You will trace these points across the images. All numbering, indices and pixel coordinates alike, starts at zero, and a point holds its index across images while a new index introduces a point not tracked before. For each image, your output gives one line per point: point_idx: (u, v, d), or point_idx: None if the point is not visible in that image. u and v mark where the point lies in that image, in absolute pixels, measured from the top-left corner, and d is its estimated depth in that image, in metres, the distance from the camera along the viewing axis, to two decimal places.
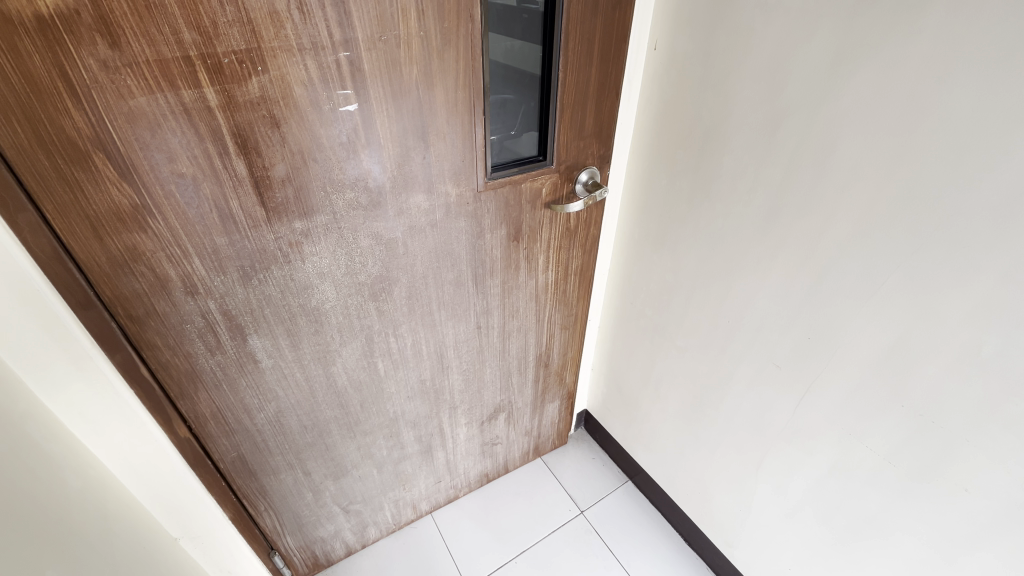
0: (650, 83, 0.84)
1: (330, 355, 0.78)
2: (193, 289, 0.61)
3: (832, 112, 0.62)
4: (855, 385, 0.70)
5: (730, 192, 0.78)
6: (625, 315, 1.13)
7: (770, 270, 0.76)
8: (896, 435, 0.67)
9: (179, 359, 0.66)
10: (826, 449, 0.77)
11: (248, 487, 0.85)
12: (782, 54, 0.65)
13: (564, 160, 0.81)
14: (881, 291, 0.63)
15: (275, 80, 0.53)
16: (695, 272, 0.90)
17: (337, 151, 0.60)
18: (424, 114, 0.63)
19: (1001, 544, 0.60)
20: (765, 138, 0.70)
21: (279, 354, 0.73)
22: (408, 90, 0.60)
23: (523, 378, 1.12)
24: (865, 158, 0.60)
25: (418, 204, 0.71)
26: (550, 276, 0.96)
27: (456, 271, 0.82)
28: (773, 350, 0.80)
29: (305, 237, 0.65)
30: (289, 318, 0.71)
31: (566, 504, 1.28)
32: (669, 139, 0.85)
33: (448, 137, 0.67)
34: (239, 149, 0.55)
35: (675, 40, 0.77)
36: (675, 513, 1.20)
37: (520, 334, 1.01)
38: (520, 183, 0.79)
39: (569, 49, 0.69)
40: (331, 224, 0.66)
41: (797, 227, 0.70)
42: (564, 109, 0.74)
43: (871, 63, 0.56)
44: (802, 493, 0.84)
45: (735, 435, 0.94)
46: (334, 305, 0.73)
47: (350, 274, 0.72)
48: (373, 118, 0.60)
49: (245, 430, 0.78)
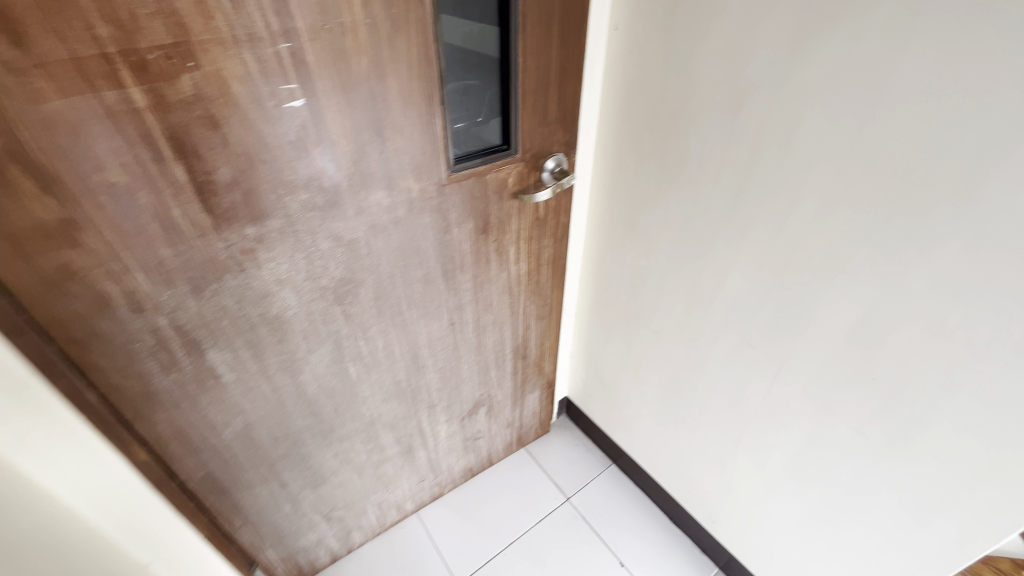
0: (612, 66, 0.82)
1: (297, 363, 0.75)
2: (138, 305, 0.57)
3: (794, 90, 0.61)
4: (826, 361, 0.71)
5: (698, 174, 0.77)
6: (600, 302, 1.12)
7: (741, 250, 0.76)
8: (868, 407, 0.69)
9: (131, 380, 0.61)
10: (801, 423, 0.78)
11: (222, 504, 0.82)
12: (743, 31, 0.63)
13: (529, 148, 0.78)
14: (849, 267, 0.63)
15: (210, 77, 0.49)
16: (667, 255, 0.89)
17: (286, 150, 0.57)
18: (378, 107, 0.60)
19: (969, 506, 0.63)
20: (730, 119, 0.69)
21: (242, 366, 0.70)
22: (358, 81, 0.57)
23: (501, 371, 1.10)
24: (830, 134, 0.60)
25: (378, 201, 0.68)
26: (522, 266, 0.94)
27: (424, 268, 0.79)
28: (748, 330, 0.80)
29: (259, 243, 0.61)
30: (249, 328, 0.67)
31: (552, 492, 1.28)
32: (635, 123, 0.83)
33: (405, 130, 0.64)
34: (177, 153, 0.51)
35: (636, 20, 0.75)
36: (659, 493, 1.21)
37: (495, 328, 1.00)
38: (485, 174, 0.76)
39: (527, 33, 0.66)
40: (286, 228, 0.62)
41: (765, 207, 0.70)
42: (526, 95, 0.72)
43: (831, 39, 0.56)
44: (780, 468, 0.86)
45: (713, 414, 0.94)
46: (297, 312, 0.70)
47: (311, 279, 0.68)
48: (322, 114, 0.57)
49: (212, 447, 0.74)
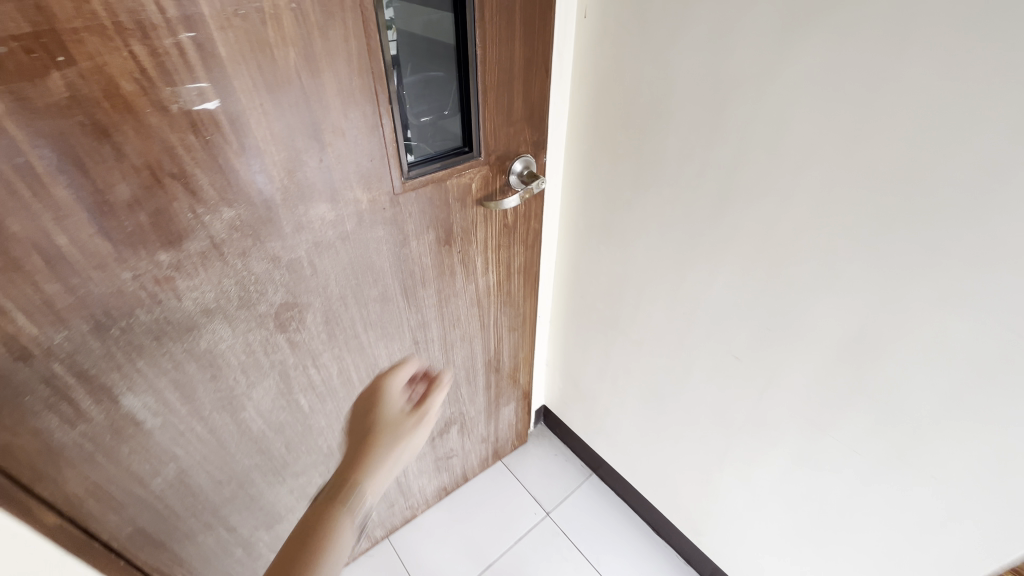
0: (581, 58, 0.75)
1: (236, 399, 0.66)
2: (24, 353, 0.47)
3: (781, 85, 0.55)
4: (818, 376, 0.66)
5: (676, 176, 0.71)
6: (575, 309, 1.06)
7: (724, 258, 0.70)
8: (863, 425, 0.64)
9: (25, 440, 0.51)
10: (792, 439, 0.74)
11: (159, 560, 0.72)
12: (724, 20, 0.57)
13: (493, 151, 0.71)
14: (843, 278, 0.59)
15: (90, 75, 0.39)
16: (644, 262, 0.83)
17: (201, 161, 0.48)
18: (312, 108, 0.51)
19: (970, 529, 0.59)
20: (712, 116, 0.63)
21: (169, 410, 0.60)
22: (286, 78, 0.48)
23: (473, 387, 1.03)
24: (822, 135, 0.54)
25: (320, 215, 0.59)
26: (491, 277, 0.87)
27: (380, 286, 0.71)
28: (733, 342, 0.75)
29: (177, 271, 0.52)
30: (173, 367, 0.58)
31: (531, 508, 1.22)
32: (607, 120, 0.77)
33: (348, 134, 0.55)
34: (55, 169, 0.41)
35: (606, 7, 0.68)
36: (641, 504, 1.17)
37: (464, 343, 0.92)
38: (445, 180, 0.68)
39: (485, 21, 0.58)
40: (210, 251, 0.53)
41: (751, 212, 0.65)
42: (486, 91, 0.64)
43: (821, 30, 0.50)
44: (769, 484, 0.81)
45: (697, 426, 0.90)
46: (232, 344, 0.61)
47: (246, 306, 0.60)
48: (244, 118, 0.48)
49: (141, 501, 0.65)
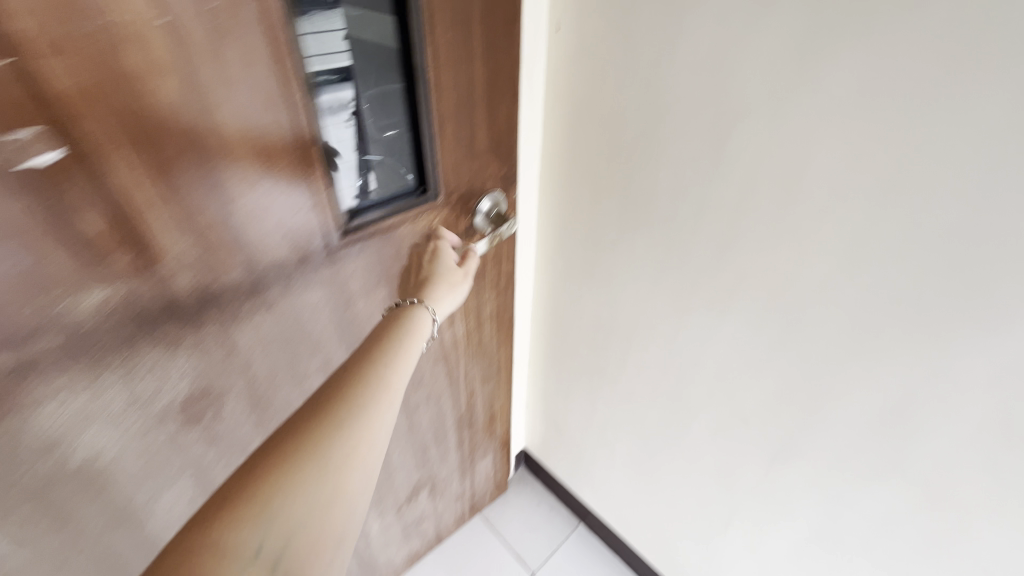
0: (552, 80, 0.65)
1: (134, 512, 0.52)
2: None
3: (798, 118, 0.46)
4: (846, 443, 0.58)
5: (669, 216, 0.61)
6: (555, 352, 0.95)
7: (728, 309, 0.61)
8: (898, 501, 0.57)
9: None
10: (808, 509, 0.66)
11: None
12: (725, 39, 0.47)
13: (454, 190, 0.59)
14: (875, 341, 0.50)
15: None
16: (631, 307, 0.74)
17: (38, 236, 0.34)
18: (207, 155, 0.38)
19: None
20: (711, 150, 0.54)
21: (32, 546, 0.45)
22: (166, 119, 0.35)
23: (443, 447, 0.91)
24: (849, 176, 0.45)
25: (233, 286, 0.46)
26: (458, 330, 0.75)
27: (322, 357, 0.59)
28: (744, 400, 0.66)
29: (22, 380, 0.37)
30: (34, 495, 0.43)
31: (514, 569, 1.11)
32: (586, 149, 0.66)
33: (262, 184, 0.43)
34: None
35: (581, 20, 0.58)
36: (635, 560, 1.06)
37: (430, 404, 0.80)
38: (395, 228, 0.56)
39: (435, 39, 0.47)
40: (72, 348, 0.39)
41: (759, 260, 0.55)
42: (442, 122, 0.53)
43: (850, 54, 0.41)
44: (782, 553, 0.73)
45: (697, 487, 0.80)
46: (120, 451, 0.47)
47: (138, 404, 0.46)
48: (103, 175, 0.34)
49: None
